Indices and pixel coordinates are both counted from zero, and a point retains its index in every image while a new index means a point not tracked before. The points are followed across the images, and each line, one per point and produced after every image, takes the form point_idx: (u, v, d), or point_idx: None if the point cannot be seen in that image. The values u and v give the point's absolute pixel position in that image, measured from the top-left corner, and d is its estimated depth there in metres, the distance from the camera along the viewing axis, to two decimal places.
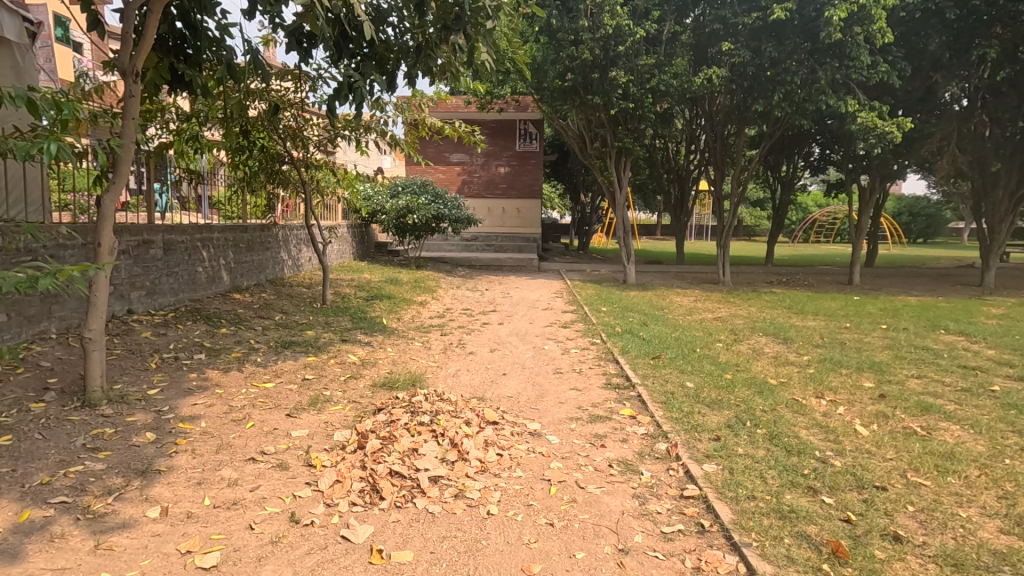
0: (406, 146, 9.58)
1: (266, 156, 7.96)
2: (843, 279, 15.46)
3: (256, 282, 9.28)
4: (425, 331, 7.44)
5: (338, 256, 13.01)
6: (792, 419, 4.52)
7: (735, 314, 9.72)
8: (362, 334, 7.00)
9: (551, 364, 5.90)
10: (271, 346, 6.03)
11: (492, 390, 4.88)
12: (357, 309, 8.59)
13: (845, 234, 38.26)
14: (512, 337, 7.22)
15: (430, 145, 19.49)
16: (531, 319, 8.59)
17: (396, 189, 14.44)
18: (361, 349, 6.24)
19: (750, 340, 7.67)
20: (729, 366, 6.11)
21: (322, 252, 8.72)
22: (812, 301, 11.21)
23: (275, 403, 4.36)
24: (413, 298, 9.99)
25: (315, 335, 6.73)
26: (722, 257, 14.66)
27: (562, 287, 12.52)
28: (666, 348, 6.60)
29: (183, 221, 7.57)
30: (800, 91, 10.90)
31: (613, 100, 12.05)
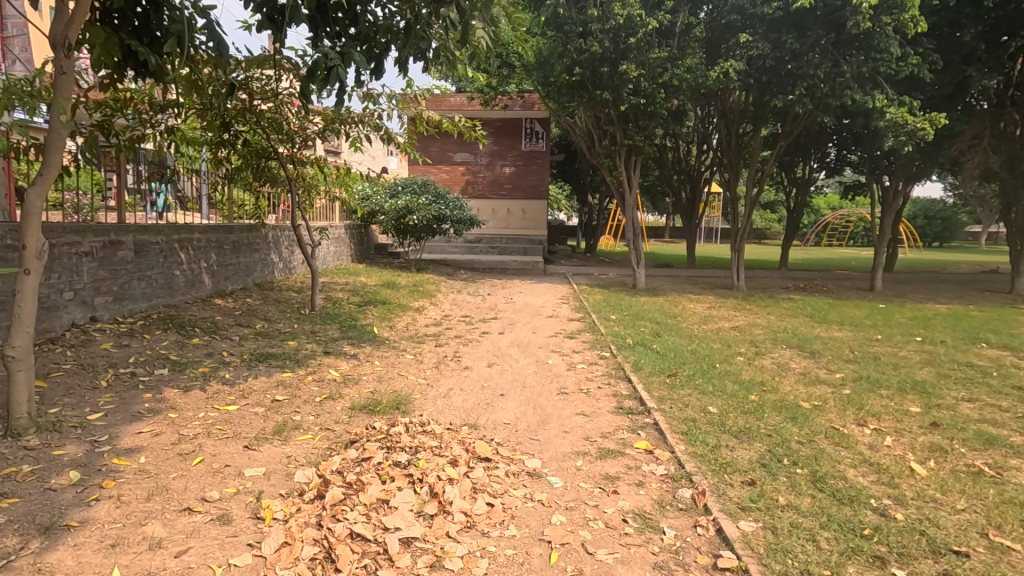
0: (404, 145, 8.94)
1: (249, 151, 7.46)
2: (864, 285, 14.71)
3: (242, 286, 8.72)
4: (418, 342, 6.83)
5: (334, 259, 12.50)
6: (835, 454, 3.88)
7: (753, 324, 9.05)
8: (349, 345, 6.41)
9: (555, 383, 5.27)
10: (245, 360, 5.45)
11: (487, 416, 4.27)
12: (348, 315, 8.02)
13: (859, 237, 37.31)
14: (513, 350, 6.60)
15: (433, 144, 18.92)
16: (535, 328, 7.96)
17: (396, 189, 13.87)
18: (345, 363, 5.64)
19: (773, 354, 7.01)
20: (754, 386, 5.46)
21: (310, 255, 8.17)
22: (834, 308, 10.52)
23: (234, 431, 3.77)
24: (409, 304, 9.41)
25: (297, 346, 6.15)
26: (736, 261, 14.01)
27: (568, 292, 11.90)
28: (683, 364, 5.95)
29: (184, 222, 7.46)
30: (824, 86, 10.24)
31: (623, 96, 11.44)
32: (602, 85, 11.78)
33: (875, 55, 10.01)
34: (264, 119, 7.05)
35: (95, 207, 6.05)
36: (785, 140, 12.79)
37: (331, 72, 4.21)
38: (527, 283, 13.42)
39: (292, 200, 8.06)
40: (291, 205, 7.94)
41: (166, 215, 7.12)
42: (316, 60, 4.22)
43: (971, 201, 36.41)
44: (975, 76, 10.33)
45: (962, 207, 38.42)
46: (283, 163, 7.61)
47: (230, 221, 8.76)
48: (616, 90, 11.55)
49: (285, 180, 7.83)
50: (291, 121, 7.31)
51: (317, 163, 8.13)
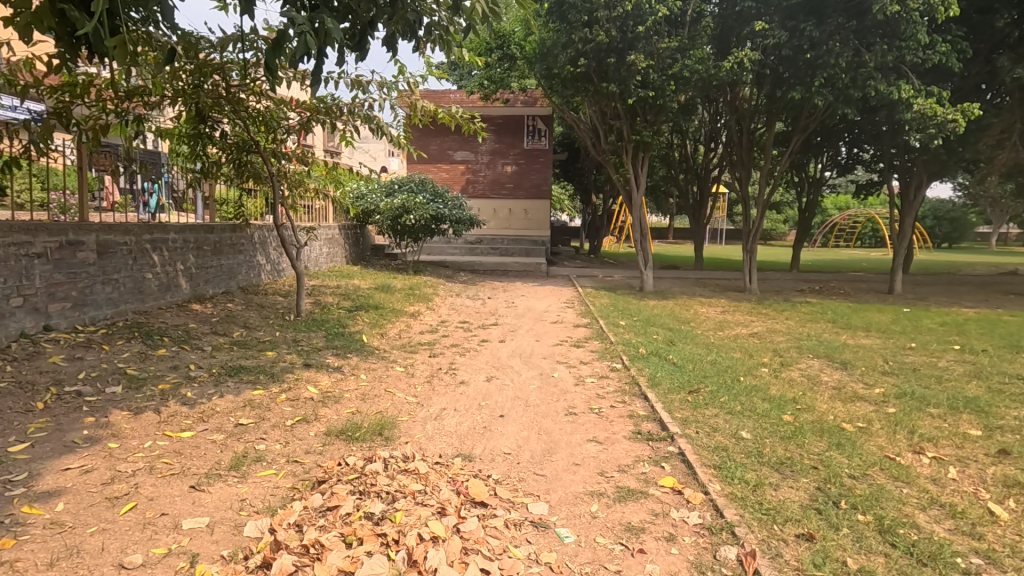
0: (399, 141, 8.25)
1: (228, 146, 6.88)
2: (882, 288, 14.07)
3: (225, 290, 8.13)
4: (411, 353, 6.23)
5: (327, 260, 11.96)
6: (897, 492, 3.27)
7: (773, 331, 8.41)
8: (334, 356, 5.80)
9: (562, 401, 4.65)
10: (214, 373, 4.85)
11: (484, 444, 3.67)
12: (336, 322, 7.42)
13: (867, 237, 36.61)
14: (514, 360, 6.00)
15: (432, 142, 18.36)
16: (539, 335, 7.35)
17: (393, 188, 13.29)
18: (326, 377, 5.03)
19: (800, 364, 6.38)
20: (786, 405, 4.83)
21: (295, 258, 7.54)
22: (857, 312, 9.89)
23: (181, 467, 3.16)
24: (404, 309, 8.80)
25: (276, 357, 5.55)
26: (748, 262, 13.39)
27: (573, 296, 11.28)
28: (704, 379, 5.32)
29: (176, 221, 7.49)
30: (845, 77, 9.64)
31: (631, 89, 10.86)
32: (609, 78, 11.22)
33: (900, 43, 9.44)
34: (243, 107, 6.47)
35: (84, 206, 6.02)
36: (800, 135, 12.17)
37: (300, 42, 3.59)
38: (530, 286, 12.81)
39: (275, 202, 7.43)
40: (274, 206, 7.33)
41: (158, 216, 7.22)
42: (281, 29, 3.58)
43: (981, 200, 35.78)
44: (1007, 65, 9.72)
45: (972, 207, 37.82)
46: (266, 159, 7.01)
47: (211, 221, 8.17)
48: (624, 83, 10.96)
49: (267, 177, 7.22)
50: (272, 111, 6.72)
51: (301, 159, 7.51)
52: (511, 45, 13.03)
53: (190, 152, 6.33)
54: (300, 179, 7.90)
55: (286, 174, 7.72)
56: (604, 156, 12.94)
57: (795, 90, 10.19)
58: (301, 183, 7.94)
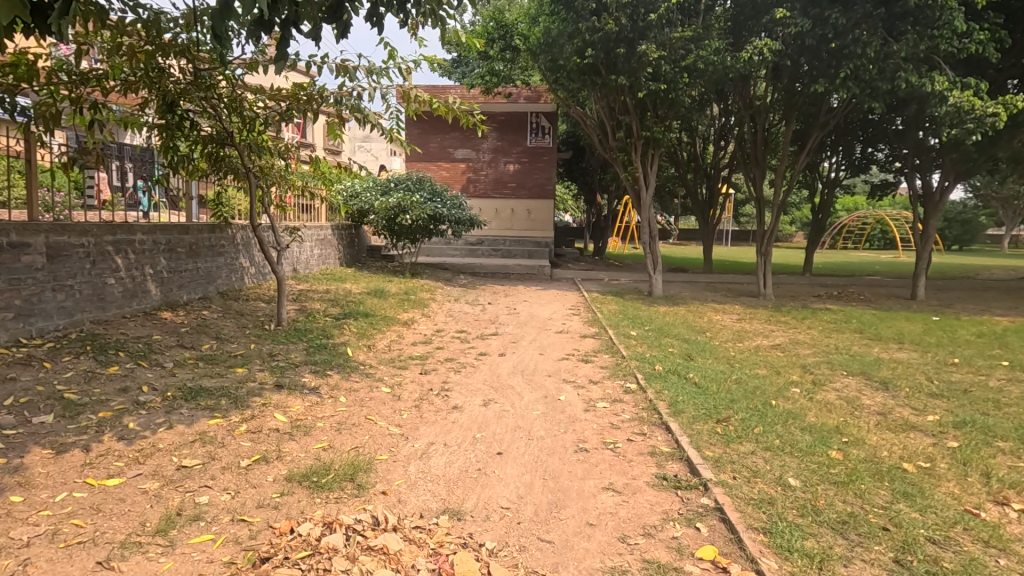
0: (392, 133, 7.51)
1: (203, 140, 6.21)
2: (904, 294, 13.37)
3: (202, 295, 7.50)
4: (399, 370, 5.57)
5: (318, 262, 11.34)
6: (997, 565, 2.60)
7: (798, 343, 7.71)
8: (312, 374, 5.14)
9: (569, 433, 3.99)
10: (167, 396, 4.19)
11: (477, 496, 3.01)
12: (320, 332, 6.77)
13: (877, 239, 35.78)
14: (515, 378, 5.34)
15: (432, 139, 17.70)
16: (543, 348, 6.68)
17: (389, 186, 12.63)
18: (298, 402, 4.37)
19: (835, 384, 5.70)
20: (831, 437, 4.16)
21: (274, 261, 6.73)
22: (884, 321, 9.21)
23: (93, 532, 2.51)
24: (396, 316, 8.14)
25: (245, 376, 4.89)
26: (762, 266, 12.70)
27: (579, 302, 10.61)
28: (732, 404, 4.65)
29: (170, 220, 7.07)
30: (872, 68, 8.97)
31: (641, 82, 10.21)
32: (617, 70, 10.58)
33: (932, 32, 8.78)
34: (213, 93, 5.78)
35: (71, 205, 5.67)
36: (820, 132, 11.48)
37: (262, 23, 3.26)
38: (533, 290, 12.15)
39: (252, 206, 6.58)
40: (251, 206, 6.54)
41: (152, 215, 6.75)
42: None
43: (994, 201, 34.95)
44: None
45: (983, 209, 37.07)
46: (241, 155, 6.24)
47: (189, 220, 7.52)
48: (633, 75, 10.30)
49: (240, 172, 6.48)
50: (248, 100, 6.06)
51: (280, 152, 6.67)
52: (514, 36, 12.38)
53: (172, 152, 5.83)
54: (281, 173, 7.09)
55: (268, 171, 6.90)
56: (612, 154, 12.25)
57: (818, 82, 9.51)
58: (285, 177, 7.21)
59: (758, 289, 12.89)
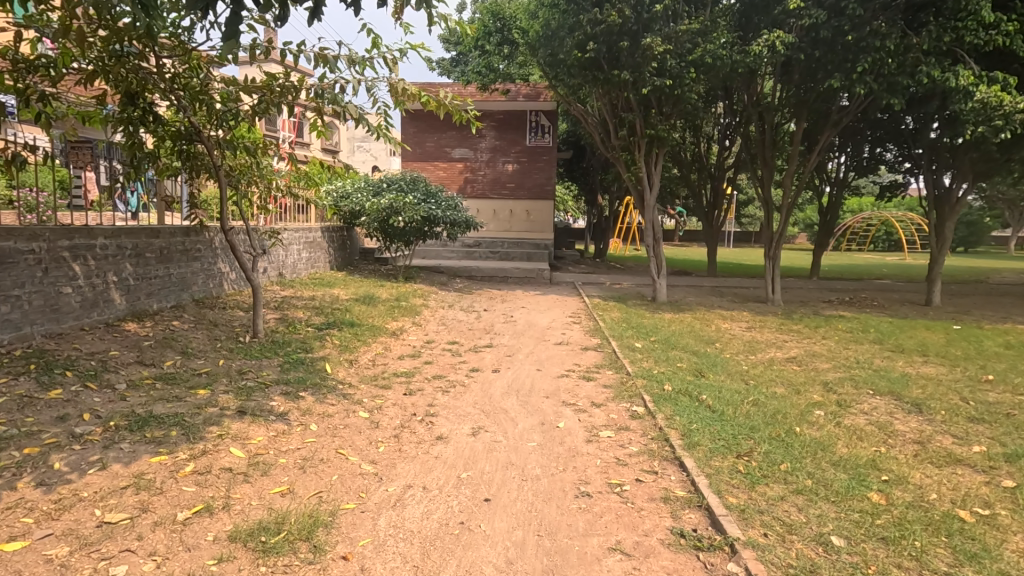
0: (379, 129, 6.96)
1: (172, 136, 5.66)
2: (918, 300, 12.84)
3: (175, 303, 6.99)
4: (381, 390, 5.04)
5: (306, 266, 10.86)
6: None
7: (815, 356, 7.18)
8: (283, 397, 4.61)
9: (569, 471, 3.47)
10: (109, 426, 3.66)
11: (457, 563, 2.48)
12: (299, 344, 6.26)
13: (881, 241, 35.22)
14: (510, 400, 4.81)
15: (428, 138, 17.18)
16: (540, 362, 6.15)
17: (381, 187, 12.10)
18: (261, 432, 3.85)
19: (862, 405, 5.19)
20: (868, 475, 3.64)
21: (247, 268, 6.19)
22: (902, 330, 8.68)
23: None
24: (384, 326, 7.63)
25: (205, 399, 4.36)
26: (771, 270, 12.19)
27: (579, 308, 10.09)
28: (752, 432, 4.14)
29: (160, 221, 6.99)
30: (891, 61, 8.49)
31: (645, 77, 9.71)
32: (620, 65, 10.08)
33: (955, 23, 8.32)
34: (176, 84, 5.28)
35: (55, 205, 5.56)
36: (832, 131, 10.99)
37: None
38: (531, 295, 11.62)
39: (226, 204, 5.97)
40: (223, 207, 6.01)
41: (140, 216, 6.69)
42: None
43: (1000, 203, 34.43)
44: None
45: (990, 211, 36.52)
46: (211, 152, 5.73)
47: (160, 222, 7.00)
48: (637, 70, 9.79)
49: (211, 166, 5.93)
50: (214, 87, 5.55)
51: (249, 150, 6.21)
52: (512, 29, 11.86)
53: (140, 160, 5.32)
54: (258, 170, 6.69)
55: (237, 169, 6.45)
56: (613, 153, 11.74)
57: (832, 78, 9.01)
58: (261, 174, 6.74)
59: (767, 294, 12.37)
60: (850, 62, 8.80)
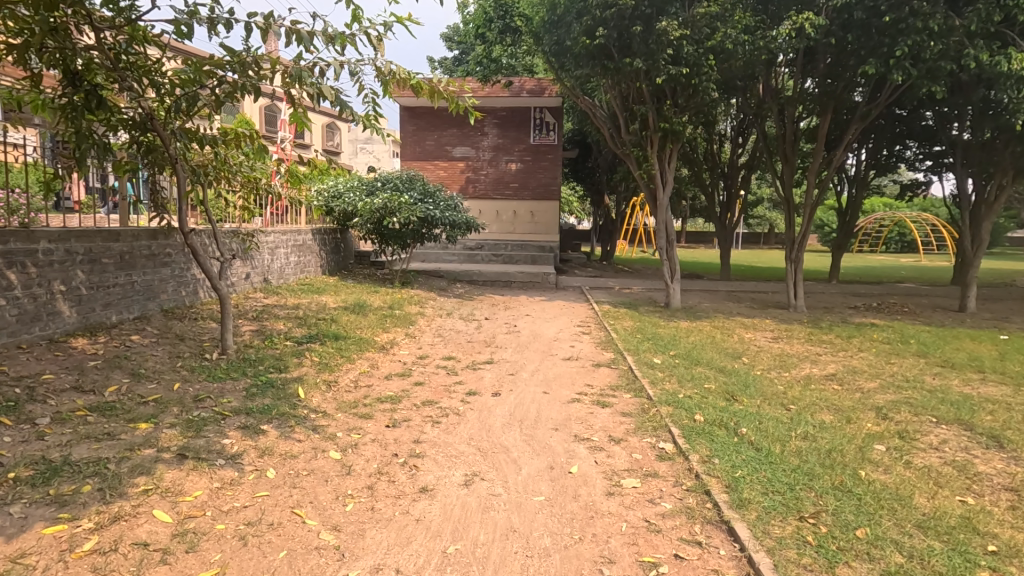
0: (367, 121, 6.24)
1: (126, 125, 4.91)
2: (953, 305, 11.98)
3: (139, 314, 6.26)
4: (360, 421, 4.26)
5: (295, 271, 10.14)
6: None
7: (855, 373, 6.37)
8: (239, 432, 3.84)
9: (587, 542, 2.71)
10: (6, 480, 2.91)
11: None
12: (274, 363, 5.51)
13: (893, 243, 34.34)
14: (511, 435, 4.04)
15: (428, 136, 16.44)
16: (547, 383, 5.37)
17: (375, 186, 11.36)
18: (202, 484, 3.10)
19: (928, 436, 4.40)
20: (968, 543, 2.86)
21: (214, 276, 5.39)
22: (947, 341, 7.88)
23: None
24: (374, 339, 6.87)
25: (143, 436, 3.61)
26: (793, 274, 11.39)
27: (589, 316, 9.31)
28: (811, 480, 3.37)
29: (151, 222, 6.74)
30: (933, 44, 7.73)
31: (660, 65, 8.95)
32: (632, 53, 9.31)
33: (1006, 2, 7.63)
34: (122, 63, 4.56)
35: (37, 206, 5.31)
36: (859, 124, 10.05)
37: None
38: (537, 302, 10.85)
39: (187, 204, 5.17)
40: (182, 208, 5.17)
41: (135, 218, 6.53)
42: None
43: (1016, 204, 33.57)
44: None
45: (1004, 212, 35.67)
46: (166, 142, 4.95)
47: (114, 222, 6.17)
48: (651, 58, 9.03)
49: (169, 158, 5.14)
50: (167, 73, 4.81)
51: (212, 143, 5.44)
52: (514, 16, 11.11)
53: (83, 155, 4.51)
54: (220, 169, 6.09)
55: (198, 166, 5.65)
56: (624, 150, 10.94)
57: (865, 64, 8.25)
58: (222, 171, 6.14)
59: (788, 300, 11.57)
60: (886, 46, 8.01)
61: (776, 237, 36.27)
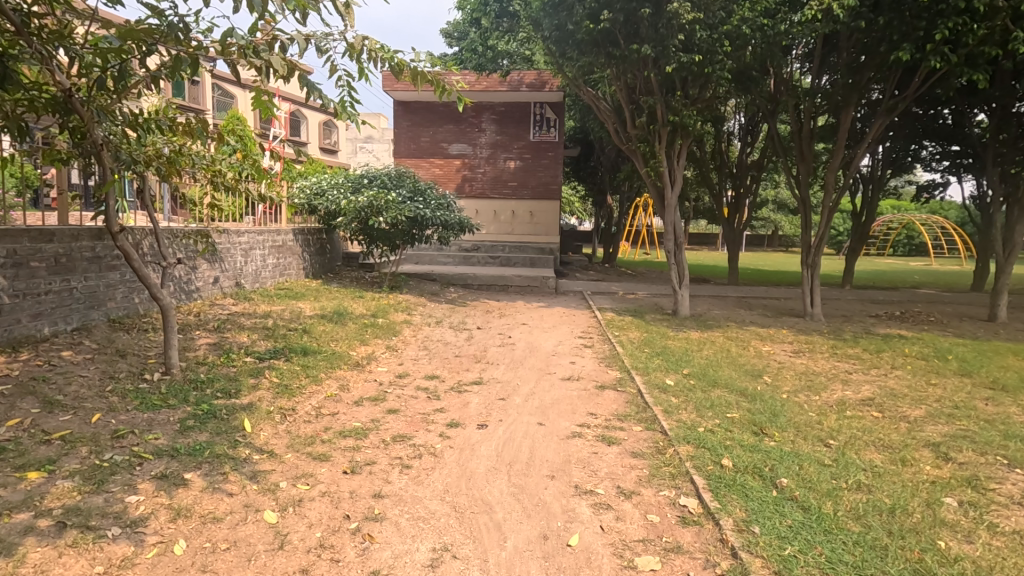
0: (342, 107, 5.33)
1: (46, 107, 4.09)
2: (981, 314, 11.18)
3: (79, 325, 5.48)
4: (313, 466, 3.48)
5: (272, 274, 9.36)
6: None
7: (896, 397, 5.56)
8: (153, 484, 3.05)
9: None
10: None
11: None
12: (226, 385, 4.73)
13: (901, 246, 33.52)
14: (496, 488, 3.26)
15: (423, 132, 15.66)
16: (543, 412, 4.57)
17: (361, 183, 10.58)
18: (77, 570, 2.33)
19: (1007, 486, 3.62)
20: None
21: (153, 284, 4.59)
22: (989, 358, 7.10)
23: None
24: (350, 353, 6.09)
25: (25, 493, 2.83)
26: (810, 280, 10.59)
27: (592, 326, 8.53)
28: (883, 560, 2.60)
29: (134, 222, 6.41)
30: (977, 27, 6.97)
31: (670, 52, 8.20)
32: (640, 40, 8.56)
33: None
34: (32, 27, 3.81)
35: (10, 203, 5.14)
36: (885, 118, 9.25)
37: None
38: (535, 308, 10.07)
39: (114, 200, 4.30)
40: (110, 204, 4.30)
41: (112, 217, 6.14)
42: None
43: None
44: None
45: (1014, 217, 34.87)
46: (87, 125, 4.06)
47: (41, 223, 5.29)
48: (661, 43, 8.28)
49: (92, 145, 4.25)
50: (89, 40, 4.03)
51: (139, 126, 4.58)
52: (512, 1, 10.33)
53: None
54: (167, 163, 5.30)
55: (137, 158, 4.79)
56: (630, 145, 10.13)
57: (899, 50, 7.49)
58: (170, 166, 5.35)
59: (805, 307, 10.77)
60: (922, 30, 7.25)
61: (781, 240, 35.47)
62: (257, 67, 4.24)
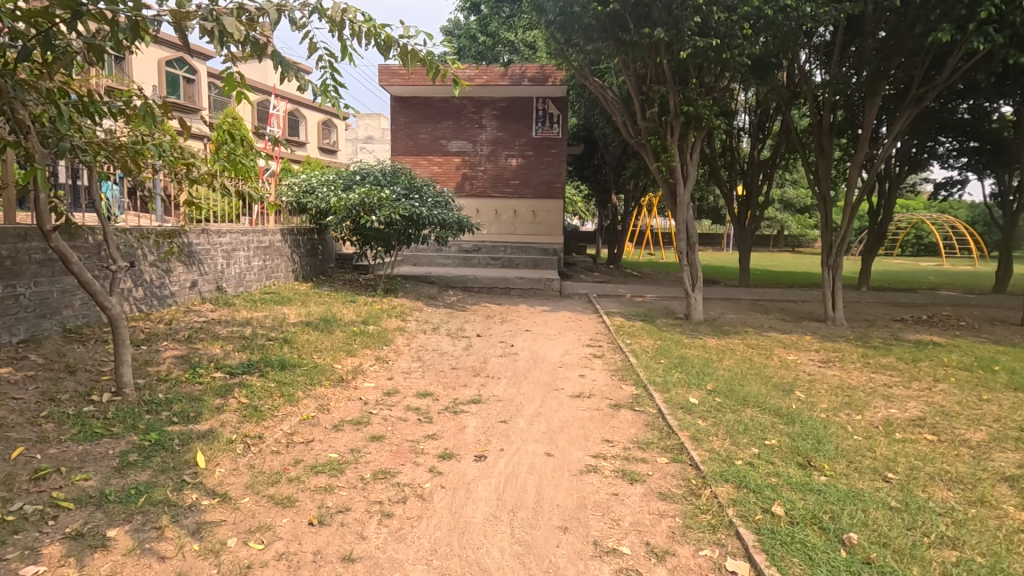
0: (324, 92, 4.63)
1: None
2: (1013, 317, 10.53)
3: (28, 337, 4.87)
4: (273, 514, 2.86)
5: (258, 277, 8.76)
6: None
7: (950, 417, 4.92)
8: (62, 548, 2.43)
9: None
10: None
11: None
12: (185, 407, 4.09)
13: (910, 247, 32.87)
14: (497, 547, 2.64)
15: (421, 129, 15.05)
16: (550, 439, 3.94)
17: (353, 180, 9.98)
18: None
19: None
20: None
21: (100, 291, 3.95)
22: None
23: None
24: (334, 367, 5.44)
25: None
26: (831, 282, 9.93)
27: (601, 333, 7.89)
28: None
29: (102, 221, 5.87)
30: None
31: (685, 37, 7.59)
32: (651, 24, 7.95)
33: None
34: None
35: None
36: (913, 109, 8.62)
37: None
38: (539, 313, 9.44)
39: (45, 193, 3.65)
40: (39, 199, 3.66)
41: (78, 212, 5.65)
42: None
43: None
44: None
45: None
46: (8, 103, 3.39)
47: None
48: (675, 26, 7.67)
49: (19, 128, 3.61)
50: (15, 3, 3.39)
51: (83, 109, 3.97)
52: None
53: None
54: (120, 152, 4.65)
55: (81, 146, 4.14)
56: (640, 139, 9.50)
57: (938, 31, 6.88)
58: (124, 156, 4.70)
59: (826, 311, 10.10)
60: (965, 9, 6.64)
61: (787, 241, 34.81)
62: (207, 30, 3.46)
